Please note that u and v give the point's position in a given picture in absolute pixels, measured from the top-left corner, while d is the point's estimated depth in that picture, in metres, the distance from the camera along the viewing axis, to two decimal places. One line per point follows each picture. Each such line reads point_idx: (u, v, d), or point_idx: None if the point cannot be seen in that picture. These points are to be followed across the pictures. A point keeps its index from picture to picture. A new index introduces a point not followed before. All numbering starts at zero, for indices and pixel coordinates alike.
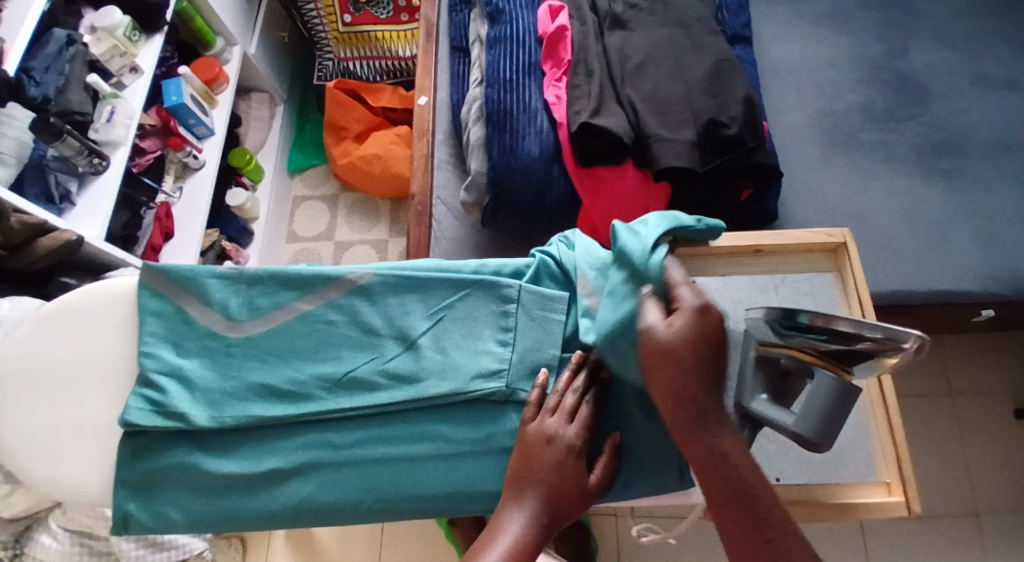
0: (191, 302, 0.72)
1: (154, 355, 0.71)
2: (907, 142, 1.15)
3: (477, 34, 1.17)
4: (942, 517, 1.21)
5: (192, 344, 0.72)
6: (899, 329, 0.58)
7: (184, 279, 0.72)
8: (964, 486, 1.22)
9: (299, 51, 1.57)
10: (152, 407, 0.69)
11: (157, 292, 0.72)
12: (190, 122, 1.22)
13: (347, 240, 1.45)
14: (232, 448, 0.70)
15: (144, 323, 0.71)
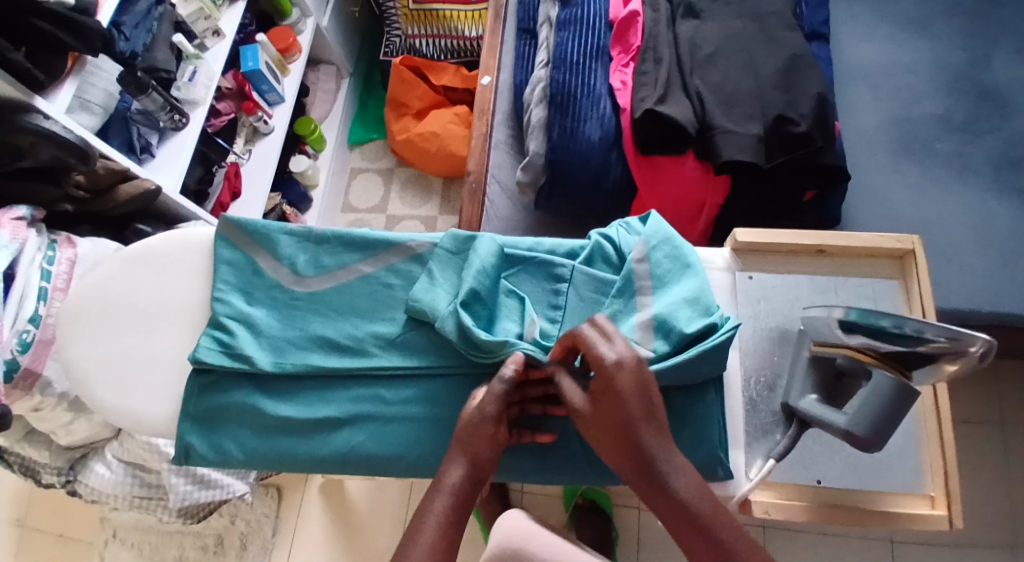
0: (262, 255, 0.75)
1: (225, 301, 0.74)
2: (983, 156, 1.11)
3: (546, 16, 1.17)
4: (982, 544, 1.17)
5: (261, 293, 0.74)
6: (964, 334, 0.58)
7: (258, 234, 0.75)
8: (1008, 515, 1.18)
9: (369, 25, 1.59)
10: (220, 347, 0.72)
11: (232, 244, 0.75)
12: (263, 88, 1.26)
13: (399, 214, 1.47)
14: (291, 394, 0.72)
15: (218, 271, 0.75)
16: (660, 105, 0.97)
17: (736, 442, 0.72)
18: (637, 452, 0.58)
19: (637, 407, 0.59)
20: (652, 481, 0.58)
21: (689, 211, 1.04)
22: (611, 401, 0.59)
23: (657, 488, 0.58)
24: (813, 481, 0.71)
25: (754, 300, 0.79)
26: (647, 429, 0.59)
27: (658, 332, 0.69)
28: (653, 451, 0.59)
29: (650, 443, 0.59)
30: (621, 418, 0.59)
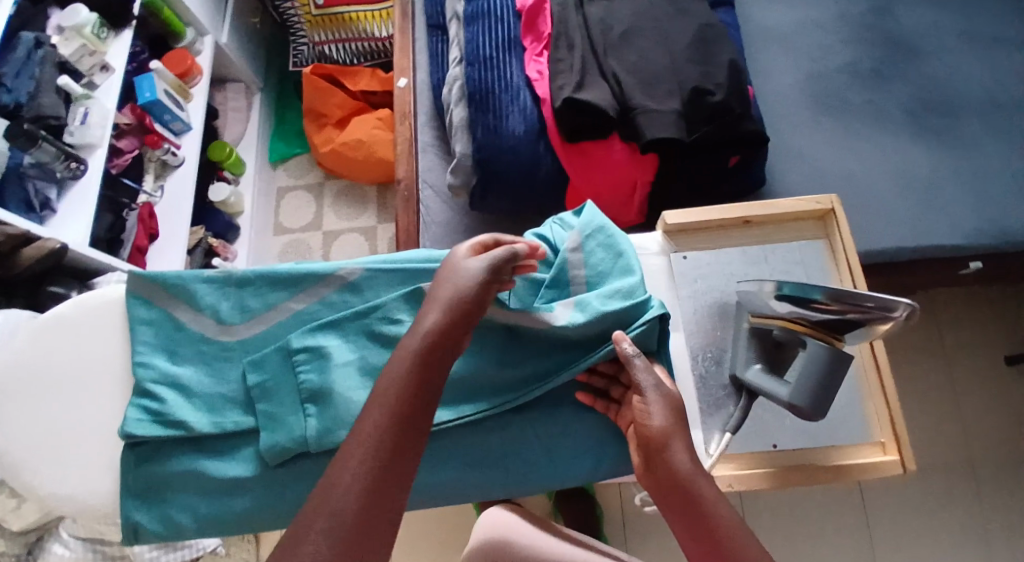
0: (182, 309, 0.73)
1: (148, 365, 0.71)
2: (895, 102, 1.15)
3: (453, 11, 1.14)
4: (940, 466, 1.24)
5: (186, 349, 0.72)
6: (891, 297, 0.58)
7: (173, 287, 0.73)
8: (960, 436, 1.25)
9: (274, 36, 1.54)
10: (151, 416, 0.70)
11: (147, 301, 0.73)
12: (166, 117, 1.20)
13: (336, 229, 1.42)
14: (234, 452, 0.70)
15: (135, 334, 0.72)
16: (578, 93, 0.98)
17: (694, 421, 0.73)
18: (671, 478, 0.61)
19: (676, 427, 0.63)
20: (680, 487, 0.61)
21: (623, 195, 1.04)
22: (655, 420, 0.62)
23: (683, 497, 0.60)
24: (769, 447, 0.73)
25: (690, 280, 0.80)
26: (681, 450, 0.62)
27: (577, 306, 0.71)
28: (685, 477, 0.60)
29: (683, 470, 0.61)
30: (659, 436, 0.62)
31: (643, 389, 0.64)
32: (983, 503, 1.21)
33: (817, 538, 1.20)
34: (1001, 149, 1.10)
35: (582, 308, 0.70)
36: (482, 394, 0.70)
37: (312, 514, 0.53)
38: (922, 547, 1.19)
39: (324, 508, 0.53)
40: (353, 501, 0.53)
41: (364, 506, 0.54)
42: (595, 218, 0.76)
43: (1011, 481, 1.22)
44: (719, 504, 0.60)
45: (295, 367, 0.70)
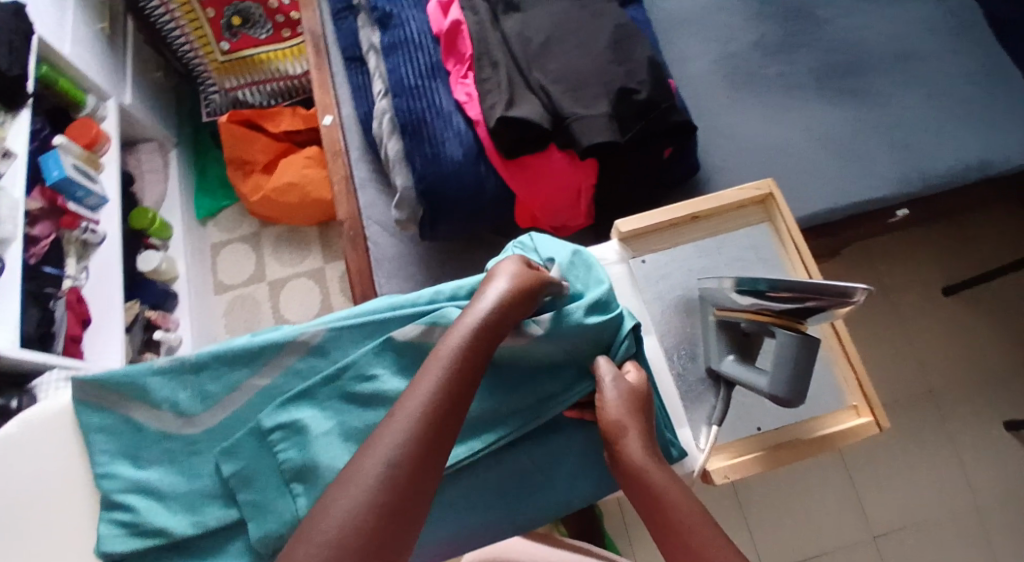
0: (139, 408, 0.71)
1: (111, 475, 0.69)
2: (804, 70, 1.19)
3: (369, 43, 1.13)
4: (901, 399, 1.33)
5: (149, 451, 0.70)
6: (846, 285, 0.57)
7: (125, 387, 0.70)
8: (914, 370, 1.35)
9: (181, 87, 1.48)
10: (126, 528, 0.68)
11: (100, 407, 0.71)
12: (79, 194, 1.13)
13: (281, 277, 1.40)
14: (222, 547, 0.68)
15: (93, 444, 0.70)
16: (510, 110, 0.98)
17: (679, 420, 0.74)
18: (628, 464, 0.62)
19: (631, 418, 0.64)
20: (636, 474, 0.61)
21: (569, 200, 1.04)
22: (607, 412, 0.65)
23: (640, 483, 0.61)
24: (755, 430, 0.74)
25: (654, 282, 0.81)
26: (634, 437, 0.63)
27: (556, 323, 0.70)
28: (637, 461, 0.62)
29: (635, 456, 0.62)
30: (612, 427, 0.64)
31: (602, 385, 0.67)
32: (945, 426, 1.31)
33: (808, 495, 1.27)
34: (907, 100, 1.16)
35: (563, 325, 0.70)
36: (470, 434, 0.69)
37: (340, 509, 0.49)
38: (904, 481, 1.28)
39: (357, 501, 0.49)
40: (386, 495, 0.50)
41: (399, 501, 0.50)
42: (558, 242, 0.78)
43: (965, 401, 1.33)
44: (669, 482, 0.60)
45: (269, 445, 0.68)
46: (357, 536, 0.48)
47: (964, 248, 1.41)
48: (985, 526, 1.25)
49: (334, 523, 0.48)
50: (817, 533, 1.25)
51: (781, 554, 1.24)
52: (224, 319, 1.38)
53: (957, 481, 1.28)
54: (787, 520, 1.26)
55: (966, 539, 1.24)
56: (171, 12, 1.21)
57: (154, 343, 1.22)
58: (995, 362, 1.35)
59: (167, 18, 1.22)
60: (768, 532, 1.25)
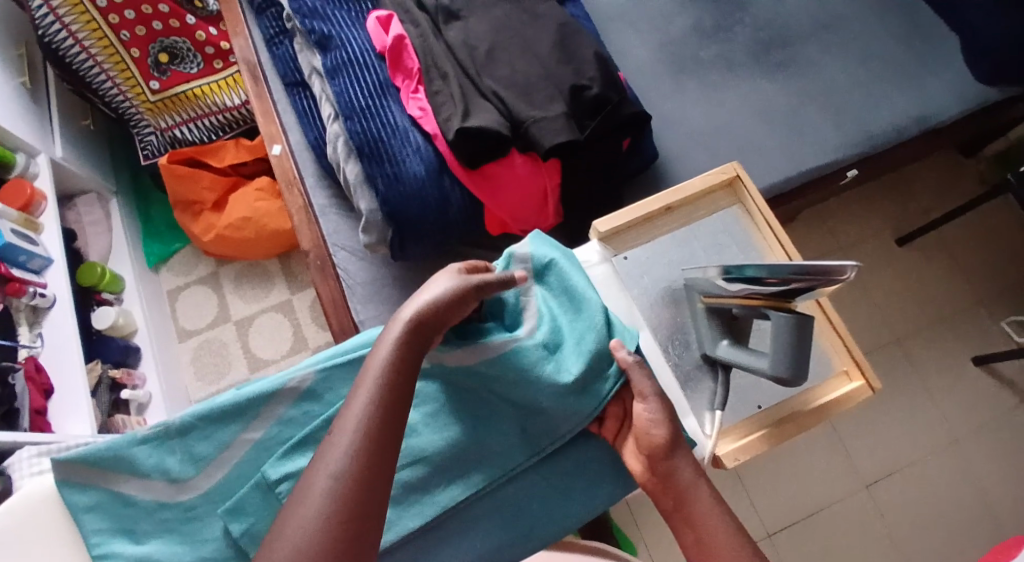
0: (126, 479, 0.65)
1: (108, 554, 0.63)
2: (741, 47, 1.20)
3: (310, 66, 1.10)
4: (872, 350, 1.39)
5: (146, 523, 0.65)
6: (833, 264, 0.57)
7: (108, 460, 0.64)
8: (880, 321, 1.41)
9: (112, 132, 1.42)
10: None
11: (83, 485, 0.64)
12: (21, 258, 1.07)
13: (247, 315, 1.37)
14: None
15: (83, 524, 0.63)
16: (467, 121, 0.97)
17: (683, 410, 0.75)
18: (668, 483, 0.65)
19: (679, 438, 0.66)
20: (675, 493, 0.65)
21: (536, 204, 1.03)
22: (658, 432, 0.66)
23: (678, 501, 0.65)
24: (756, 408, 0.75)
25: (637, 278, 0.81)
26: (684, 459, 0.66)
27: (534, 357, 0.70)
28: (688, 483, 0.65)
29: (686, 478, 0.65)
30: (663, 446, 0.66)
31: (643, 396, 0.67)
32: (916, 371, 1.37)
33: (797, 455, 1.33)
34: (844, 65, 1.18)
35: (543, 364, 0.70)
36: (484, 460, 0.69)
37: (292, 534, 0.49)
38: (884, 427, 1.34)
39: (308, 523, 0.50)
40: (341, 505, 0.51)
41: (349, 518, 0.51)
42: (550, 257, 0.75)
43: (930, 345, 1.39)
44: (715, 507, 0.64)
45: (276, 498, 0.64)
46: (317, 558, 0.49)
47: (908, 199, 1.48)
48: (963, 458, 1.32)
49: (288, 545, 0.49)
50: (812, 490, 1.31)
51: (781, 515, 1.30)
52: (193, 366, 1.33)
53: (932, 419, 1.35)
54: (782, 483, 1.31)
55: (948, 475, 1.31)
56: (92, 55, 1.18)
57: (122, 403, 1.17)
58: (952, 304, 1.42)
59: (87, 60, 1.18)
60: (766, 497, 1.31)
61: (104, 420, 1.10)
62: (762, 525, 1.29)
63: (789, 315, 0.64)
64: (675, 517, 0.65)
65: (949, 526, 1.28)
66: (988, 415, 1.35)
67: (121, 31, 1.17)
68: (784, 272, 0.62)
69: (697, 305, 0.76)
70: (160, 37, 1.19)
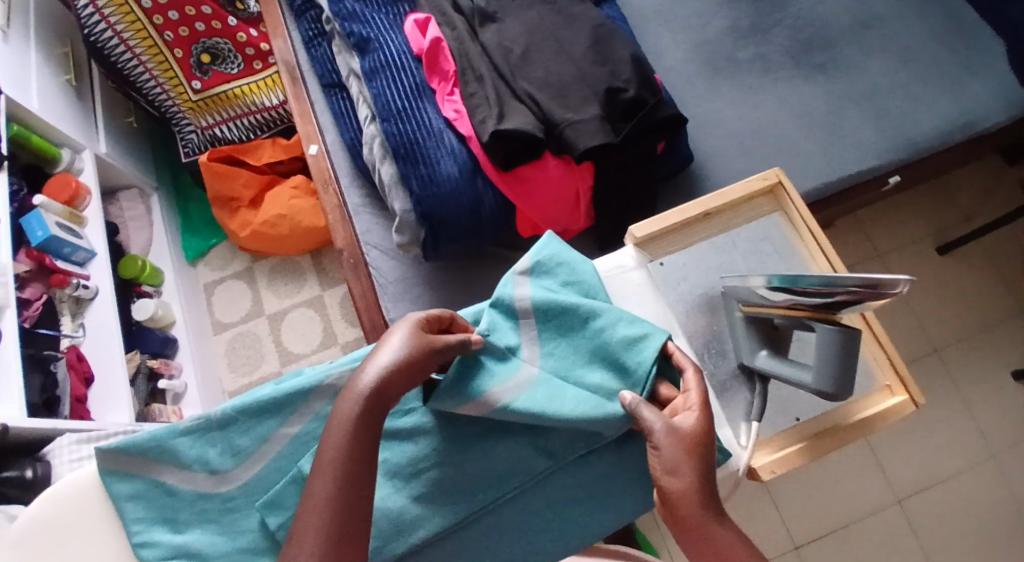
0: (167, 470, 0.66)
1: (150, 542, 0.65)
2: (779, 48, 1.18)
3: (348, 68, 1.12)
4: (908, 359, 1.36)
5: (186, 513, 0.66)
6: (881, 276, 0.56)
7: (150, 451, 0.66)
8: (916, 329, 1.38)
9: (153, 129, 1.45)
10: None
11: (126, 474, 0.66)
12: (65, 251, 1.11)
13: (280, 309, 1.39)
14: None
15: (125, 512, 0.65)
16: (502, 123, 0.97)
17: (719, 420, 0.74)
18: (681, 510, 0.59)
19: (692, 479, 0.59)
20: (689, 517, 0.59)
21: (568, 206, 1.03)
22: (666, 476, 0.60)
23: (692, 529, 0.59)
24: (794, 421, 0.74)
25: (674, 284, 0.81)
26: (697, 503, 0.59)
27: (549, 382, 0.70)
28: (699, 526, 0.59)
29: (695, 523, 0.59)
30: (682, 475, 0.60)
31: (652, 436, 0.62)
32: (954, 380, 1.35)
33: (828, 465, 1.31)
34: (885, 67, 1.16)
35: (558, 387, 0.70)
36: (513, 464, 0.69)
37: None
38: (919, 438, 1.32)
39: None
40: None
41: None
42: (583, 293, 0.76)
43: (968, 355, 1.36)
44: (735, 536, 0.59)
45: None
46: None
47: (949, 205, 1.44)
48: (1001, 472, 1.29)
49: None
50: (844, 500, 1.29)
51: (810, 524, 1.28)
52: (227, 359, 1.36)
53: (969, 431, 1.32)
54: (812, 493, 1.30)
55: (984, 489, 1.28)
56: (136, 55, 1.21)
57: (159, 392, 1.20)
58: (992, 313, 1.38)
59: (131, 59, 1.22)
60: (794, 506, 1.29)
61: (142, 409, 1.14)
62: (789, 534, 1.28)
63: (834, 327, 0.63)
64: (687, 543, 0.59)
65: (983, 540, 1.26)
66: None
67: (164, 31, 1.20)
68: (832, 284, 0.61)
69: (736, 314, 0.75)
70: (203, 38, 1.23)
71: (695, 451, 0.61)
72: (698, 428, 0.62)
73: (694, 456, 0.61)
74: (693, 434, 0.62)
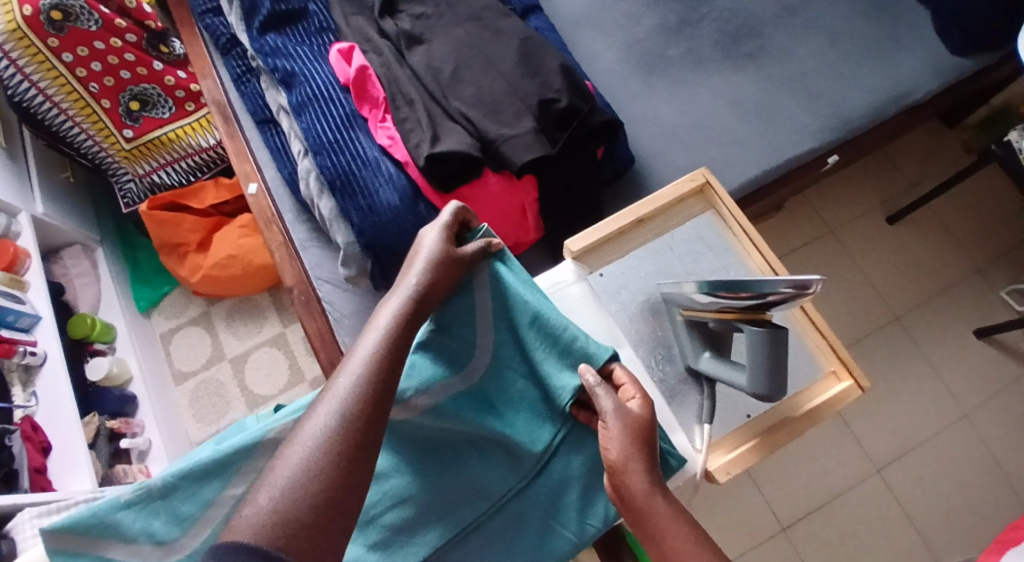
0: (112, 545, 0.64)
1: None
2: (708, 41, 1.19)
3: (278, 104, 1.10)
4: (872, 332, 1.37)
5: None
6: (800, 279, 0.57)
7: (92, 528, 0.63)
8: (878, 300, 1.39)
9: (91, 181, 1.42)
10: None
11: (74, 553, 0.63)
12: (9, 319, 1.07)
13: (241, 351, 1.37)
14: None
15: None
16: (436, 146, 0.96)
17: (671, 426, 0.74)
18: (623, 490, 0.61)
19: (637, 457, 0.62)
20: (626, 494, 0.61)
21: (515, 220, 1.02)
22: (613, 454, 0.63)
23: (629, 504, 0.61)
24: (745, 418, 0.74)
25: (614, 294, 0.80)
26: (639, 477, 0.61)
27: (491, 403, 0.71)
28: (643, 500, 0.60)
29: (638, 496, 0.60)
30: (620, 456, 0.62)
31: (603, 415, 0.65)
32: (920, 348, 1.36)
33: (808, 445, 1.32)
34: (814, 50, 1.16)
35: (499, 407, 0.71)
36: (471, 497, 0.68)
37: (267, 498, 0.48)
38: (893, 410, 1.33)
39: (282, 491, 0.49)
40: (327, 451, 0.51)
41: (341, 474, 0.51)
42: (539, 290, 0.75)
43: (929, 321, 1.37)
44: (669, 515, 0.59)
45: None
46: (277, 525, 0.47)
47: (895, 175, 1.46)
48: (974, 432, 1.31)
49: (261, 510, 0.48)
50: (826, 479, 1.30)
51: (797, 506, 1.29)
52: (192, 411, 1.33)
53: (939, 396, 1.33)
54: (793, 477, 1.30)
55: (959, 451, 1.30)
56: (63, 110, 1.18)
57: (122, 452, 1.17)
58: (950, 276, 1.40)
59: (59, 115, 1.19)
60: (779, 490, 1.30)
61: (106, 471, 1.11)
62: (775, 519, 1.28)
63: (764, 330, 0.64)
64: (627, 521, 0.62)
65: (967, 500, 1.27)
66: (995, 385, 1.33)
67: (89, 83, 1.17)
68: (759, 289, 0.61)
69: (677, 317, 0.75)
70: (130, 86, 1.21)
71: (637, 432, 0.64)
72: (645, 411, 0.65)
73: (636, 438, 0.63)
74: (641, 418, 0.65)
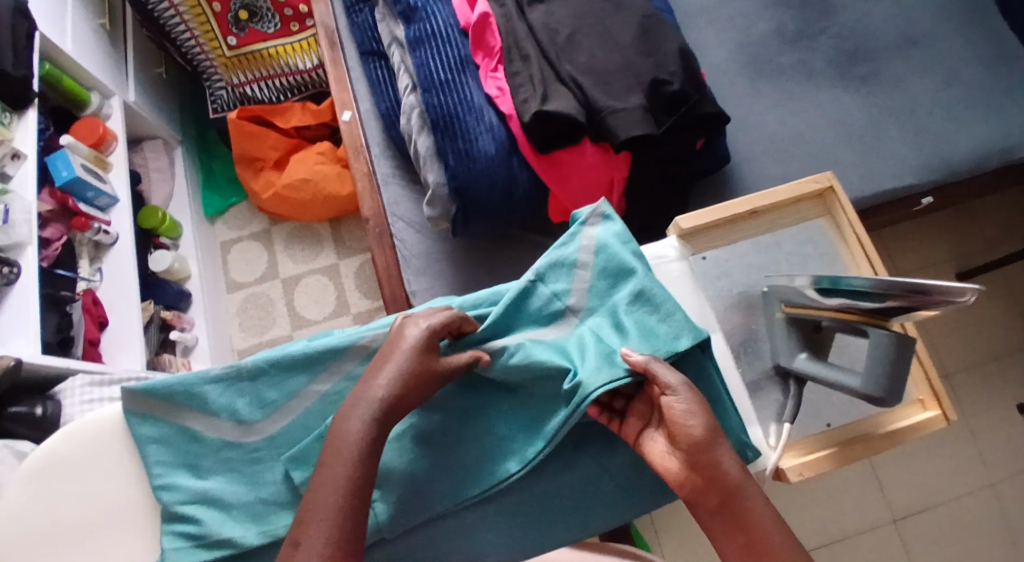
0: (193, 416, 0.67)
1: (172, 487, 0.66)
2: (822, 57, 1.18)
3: (392, 36, 1.11)
4: None
5: (209, 461, 0.67)
6: (951, 284, 0.56)
7: (178, 396, 0.67)
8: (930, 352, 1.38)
9: (181, 81, 1.44)
10: (189, 542, 0.65)
11: (151, 417, 0.67)
12: (89, 195, 1.08)
13: (295, 275, 1.38)
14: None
15: (147, 455, 0.66)
16: (545, 104, 0.96)
17: (749, 418, 0.73)
18: (709, 468, 0.61)
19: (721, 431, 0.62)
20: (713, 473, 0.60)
21: (601, 193, 1.02)
22: (698, 429, 0.61)
23: (715, 483, 0.60)
24: (825, 426, 0.75)
25: (713, 278, 0.81)
26: (728, 456, 0.61)
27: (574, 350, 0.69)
28: (737, 482, 0.61)
29: (734, 476, 0.61)
30: (704, 433, 0.61)
31: (671, 386, 0.63)
32: (962, 409, 1.34)
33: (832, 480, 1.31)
34: (929, 86, 1.15)
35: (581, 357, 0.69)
36: None
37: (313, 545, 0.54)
38: (924, 464, 1.32)
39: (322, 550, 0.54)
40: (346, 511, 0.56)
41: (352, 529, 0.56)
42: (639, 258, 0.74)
43: (976, 384, 1.36)
44: (765, 502, 0.61)
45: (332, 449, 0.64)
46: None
47: (972, 232, 1.45)
48: (1000, 502, 1.29)
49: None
50: (845, 518, 1.29)
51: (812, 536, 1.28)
52: (238, 320, 1.35)
53: (971, 460, 1.32)
54: (813, 509, 1.30)
55: (981, 517, 1.29)
56: (175, 6, 1.19)
57: (170, 343, 1.18)
58: (1008, 343, 1.39)
59: (170, 10, 1.20)
60: (795, 518, 1.29)
61: (153, 357, 1.12)
62: None
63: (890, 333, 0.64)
64: (707, 502, 0.61)
65: None
66: None
67: None
68: (896, 289, 0.61)
69: (776, 314, 0.75)
70: None
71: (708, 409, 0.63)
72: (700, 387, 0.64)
73: (708, 415, 0.62)
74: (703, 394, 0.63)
